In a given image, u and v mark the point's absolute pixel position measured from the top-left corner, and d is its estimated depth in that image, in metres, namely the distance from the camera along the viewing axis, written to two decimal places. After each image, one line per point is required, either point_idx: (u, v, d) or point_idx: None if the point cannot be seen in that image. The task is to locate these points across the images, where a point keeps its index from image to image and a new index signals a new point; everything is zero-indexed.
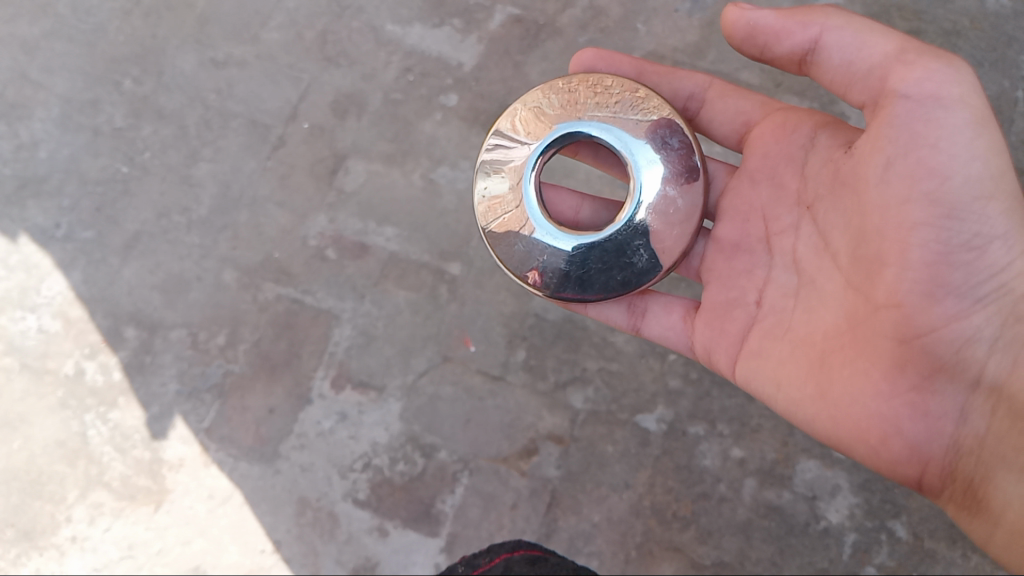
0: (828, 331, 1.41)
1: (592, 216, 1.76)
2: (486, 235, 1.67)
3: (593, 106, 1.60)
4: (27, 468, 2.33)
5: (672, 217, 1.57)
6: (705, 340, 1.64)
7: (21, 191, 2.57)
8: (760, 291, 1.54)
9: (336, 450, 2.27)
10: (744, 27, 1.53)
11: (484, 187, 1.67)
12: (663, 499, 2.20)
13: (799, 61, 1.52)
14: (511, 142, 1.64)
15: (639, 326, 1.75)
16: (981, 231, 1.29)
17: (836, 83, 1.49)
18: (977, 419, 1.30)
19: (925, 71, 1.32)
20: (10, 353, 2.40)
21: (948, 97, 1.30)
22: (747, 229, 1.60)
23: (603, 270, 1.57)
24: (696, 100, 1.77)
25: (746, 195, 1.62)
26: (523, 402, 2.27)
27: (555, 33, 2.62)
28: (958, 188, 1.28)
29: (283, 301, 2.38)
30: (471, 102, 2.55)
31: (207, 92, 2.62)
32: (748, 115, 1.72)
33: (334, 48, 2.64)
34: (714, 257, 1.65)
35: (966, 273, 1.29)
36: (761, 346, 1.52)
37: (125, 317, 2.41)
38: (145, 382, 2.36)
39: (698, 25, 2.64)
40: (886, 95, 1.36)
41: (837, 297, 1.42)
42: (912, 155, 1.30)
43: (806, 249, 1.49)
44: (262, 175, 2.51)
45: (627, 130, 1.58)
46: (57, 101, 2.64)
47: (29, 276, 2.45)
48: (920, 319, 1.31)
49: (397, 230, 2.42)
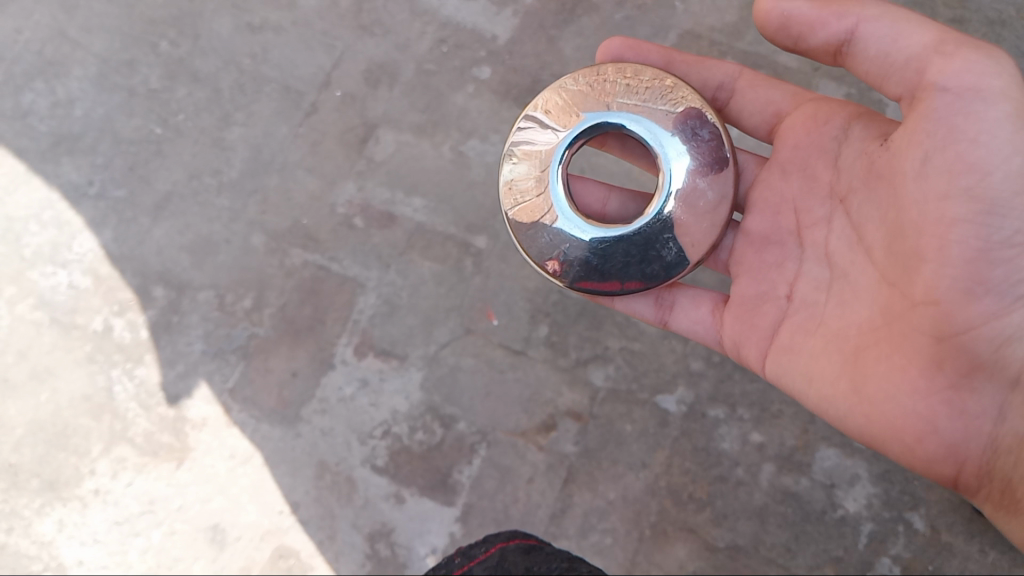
0: (863, 326, 1.39)
1: (620, 208, 1.74)
2: (507, 220, 1.66)
3: (622, 95, 1.58)
4: (53, 420, 2.38)
5: (700, 211, 1.55)
6: (735, 333, 1.61)
7: (55, 148, 2.59)
8: (790, 285, 1.52)
9: (356, 417, 2.29)
10: (777, 17, 1.49)
11: (508, 171, 1.66)
12: (679, 480, 2.20)
13: (834, 51, 1.48)
14: (539, 129, 1.63)
15: (666, 319, 1.74)
16: (1023, 227, 1.24)
17: (872, 74, 1.45)
18: (1016, 418, 1.25)
19: (965, 63, 1.28)
20: (41, 307, 2.44)
21: (987, 89, 1.27)
22: (779, 222, 1.57)
23: (630, 263, 1.56)
24: (726, 89, 1.73)
25: (776, 187, 1.59)
26: (543, 378, 2.27)
27: (591, 9, 2.61)
28: (999, 183, 1.25)
29: (309, 268, 2.40)
30: (504, 75, 2.54)
31: (241, 56, 2.62)
32: (779, 105, 1.68)
33: (369, 16, 2.63)
34: (743, 250, 1.62)
35: (1005, 269, 1.24)
36: (793, 340, 1.49)
37: (154, 277, 2.44)
38: (171, 342, 2.40)
39: (737, 6, 2.61)
40: (924, 89, 1.33)
41: (872, 292, 1.39)
42: (950, 149, 1.27)
43: (840, 242, 1.46)
44: (293, 141, 2.53)
45: (656, 121, 1.56)
46: (94, 60, 2.66)
47: (61, 232, 2.49)
48: (958, 316, 1.27)
49: (425, 200, 2.43)
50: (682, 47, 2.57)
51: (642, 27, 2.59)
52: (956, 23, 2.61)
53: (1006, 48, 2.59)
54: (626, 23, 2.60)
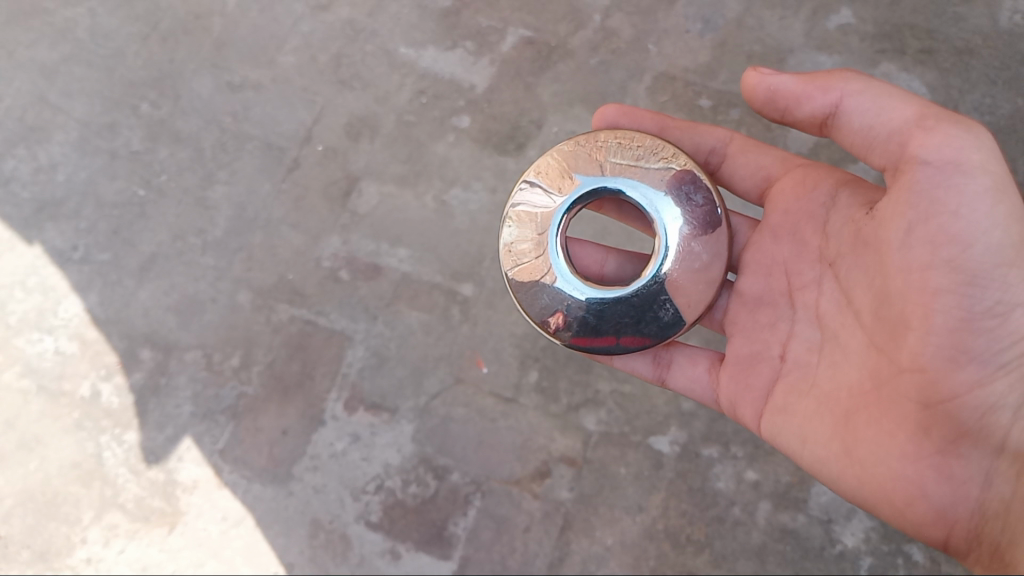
0: (853, 389, 1.40)
1: (617, 268, 1.76)
2: (507, 280, 1.67)
3: (615, 158, 1.61)
4: (42, 489, 2.35)
5: (695, 272, 1.56)
6: (731, 392, 1.63)
7: (39, 214, 2.59)
8: (783, 346, 1.54)
9: (348, 472, 2.27)
10: (764, 91, 1.56)
11: (508, 234, 1.68)
12: (677, 523, 2.18)
13: (820, 122, 1.54)
14: (537, 193, 1.65)
15: (665, 377, 1.75)
16: (1003, 298, 1.26)
17: (857, 145, 1.49)
18: (1002, 483, 1.24)
19: (945, 137, 1.31)
20: (28, 375, 2.42)
21: (967, 163, 1.29)
22: (771, 284, 1.60)
23: (628, 323, 1.57)
24: (718, 154, 1.79)
25: (767, 250, 1.63)
26: (535, 424, 2.26)
27: (566, 55, 2.67)
28: (980, 255, 1.27)
29: (296, 323, 2.39)
30: (484, 123, 2.58)
31: (222, 115, 2.66)
32: (769, 170, 1.72)
33: (349, 70, 2.68)
34: (737, 310, 1.65)
35: (987, 339, 1.26)
36: (787, 401, 1.50)
37: (141, 339, 2.43)
38: (160, 404, 2.38)
39: (710, 46, 2.68)
40: (905, 161, 1.36)
41: (860, 356, 1.40)
42: (933, 222, 1.30)
43: (829, 305, 1.48)
44: (276, 198, 2.54)
45: (650, 185, 1.59)
46: (76, 124, 2.69)
47: (46, 298, 2.48)
48: (944, 383, 1.28)
49: (410, 251, 2.44)
50: (658, 88, 2.62)
51: (617, 71, 2.65)
52: (926, 54, 2.66)
53: (976, 76, 2.63)
54: (602, 68, 2.65)
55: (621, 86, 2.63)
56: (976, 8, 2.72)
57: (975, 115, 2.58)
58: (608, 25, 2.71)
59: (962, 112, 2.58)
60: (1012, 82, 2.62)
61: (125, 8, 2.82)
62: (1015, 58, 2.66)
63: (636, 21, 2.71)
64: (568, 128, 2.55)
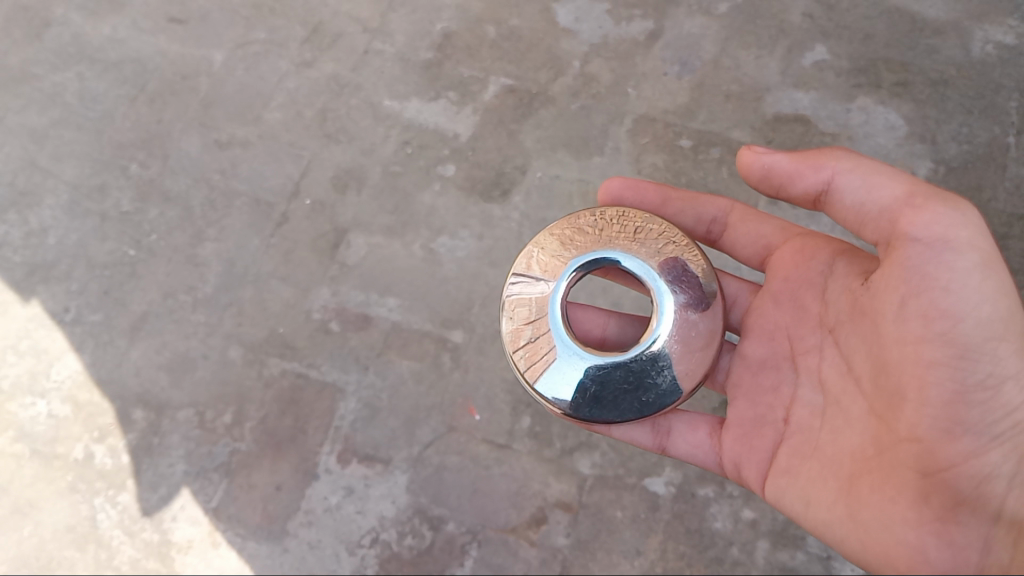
0: (855, 455, 1.39)
1: (620, 331, 1.78)
2: (513, 364, 1.66)
3: (610, 235, 1.67)
4: (36, 555, 2.32)
5: (691, 342, 1.59)
6: (734, 454, 1.61)
7: (30, 277, 2.60)
8: (787, 409, 1.53)
9: (343, 526, 2.26)
10: (760, 169, 1.61)
11: (509, 321, 1.68)
12: (675, 565, 2.17)
13: (814, 199, 1.58)
14: (532, 279, 1.68)
15: (664, 445, 1.73)
16: (994, 371, 1.32)
17: (850, 221, 1.53)
18: (1000, 550, 1.24)
19: (934, 215, 1.35)
20: (21, 439, 2.41)
21: (955, 240, 1.33)
22: (774, 348, 1.61)
23: (627, 390, 1.57)
24: (719, 223, 1.86)
25: (769, 316, 1.65)
26: (529, 470, 2.26)
27: (547, 101, 2.72)
28: (971, 329, 1.30)
29: (287, 376, 2.40)
30: (469, 171, 2.61)
31: (211, 172, 2.69)
32: (769, 239, 1.77)
33: (334, 124, 2.73)
34: (740, 373, 1.66)
35: (980, 410, 1.31)
36: (790, 464, 1.49)
37: (133, 399, 2.42)
38: (153, 464, 2.37)
39: (688, 87, 2.74)
40: (897, 237, 1.39)
41: (862, 423, 1.40)
42: (925, 295, 1.32)
43: (831, 371, 1.49)
44: (266, 252, 2.56)
45: (645, 258, 1.65)
46: (66, 187, 2.72)
47: (39, 360, 2.48)
48: (941, 453, 1.30)
49: (399, 300, 2.45)
50: (639, 130, 2.66)
51: (598, 115, 2.69)
52: (901, 86, 2.71)
53: (952, 106, 2.67)
54: (583, 112, 2.70)
55: (603, 129, 2.67)
56: (949, 40, 2.77)
57: (953, 144, 2.61)
58: (588, 71, 2.77)
59: (940, 142, 2.62)
60: (987, 110, 2.67)
61: (114, 72, 2.89)
62: (989, 87, 2.70)
63: (615, 66, 2.78)
64: (551, 172, 2.59)
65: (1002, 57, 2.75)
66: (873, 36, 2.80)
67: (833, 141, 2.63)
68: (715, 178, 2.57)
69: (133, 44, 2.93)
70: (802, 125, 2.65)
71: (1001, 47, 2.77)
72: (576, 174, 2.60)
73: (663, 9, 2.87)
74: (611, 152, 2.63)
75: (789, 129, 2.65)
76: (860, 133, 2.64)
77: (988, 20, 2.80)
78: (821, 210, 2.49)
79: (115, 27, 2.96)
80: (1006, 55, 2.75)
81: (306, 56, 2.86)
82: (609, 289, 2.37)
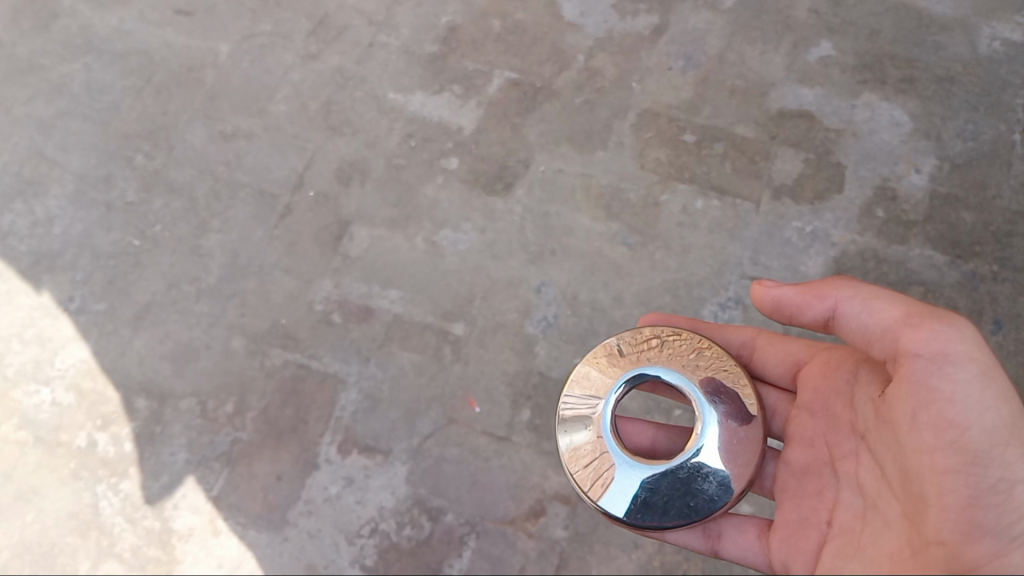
0: (888, 557, 1.33)
1: (669, 443, 1.78)
2: (573, 481, 1.67)
3: (653, 354, 1.71)
4: (39, 542, 2.32)
5: (737, 452, 1.60)
6: (783, 556, 1.53)
7: (36, 266, 2.62)
8: (831, 512, 1.48)
9: (343, 516, 2.27)
10: (770, 301, 1.64)
11: (566, 438, 1.70)
12: (673, 559, 2.17)
13: (824, 325, 1.59)
14: (585, 398, 1.71)
15: (716, 547, 1.68)
16: (1004, 475, 1.34)
17: (856, 343, 1.53)
18: None
19: (931, 331, 1.36)
20: (24, 427, 2.42)
21: (955, 353, 1.34)
22: (814, 454, 1.58)
23: (678, 496, 1.57)
24: (746, 349, 1.81)
25: (806, 426, 1.63)
26: (528, 462, 2.27)
27: (551, 95, 2.73)
28: (977, 437, 1.33)
29: (289, 366, 2.41)
30: (472, 164, 2.64)
31: (215, 164, 2.71)
32: (799, 355, 1.73)
33: (338, 117, 2.75)
34: (785, 479, 1.62)
35: (995, 512, 1.33)
36: (835, 565, 1.40)
37: (136, 388, 2.43)
38: (154, 452, 2.37)
39: (692, 81, 2.74)
40: (900, 353, 1.40)
41: (891, 526, 1.37)
42: (933, 407, 1.34)
43: (867, 474, 1.45)
44: (269, 244, 2.57)
45: (686, 373, 1.68)
46: (72, 177, 2.74)
47: (43, 348, 2.49)
48: (965, 553, 1.31)
49: (401, 292, 2.48)
50: (642, 125, 2.67)
51: (602, 109, 2.70)
52: (906, 83, 2.70)
53: (957, 103, 2.66)
54: (587, 107, 2.71)
55: (607, 124, 2.68)
56: (955, 36, 2.76)
57: (958, 141, 2.60)
58: (593, 65, 2.77)
59: (945, 139, 2.61)
60: (993, 107, 2.65)
61: (121, 64, 2.91)
62: (995, 84, 2.69)
63: (620, 60, 2.78)
64: (554, 166, 2.62)
65: (1008, 54, 2.73)
66: (879, 32, 2.79)
67: (838, 135, 2.63)
68: (717, 174, 2.58)
69: (139, 36, 2.95)
70: (806, 121, 2.65)
71: (1007, 44, 2.75)
72: (578, 168, 2.62)
73: (668, 4, 2.87)
74: (614, 147, 2.64)
75: (793, 125, 2.65)
76: (864, 129, 2.63)
77: (995, 17, 2.79)
78: (824, 206, 2.52)
79: (123, 19, 2.98)
80: (1012, 52, 2.74)
81: (311, 49, 2.87)
82: (610, 282, 2.45)
